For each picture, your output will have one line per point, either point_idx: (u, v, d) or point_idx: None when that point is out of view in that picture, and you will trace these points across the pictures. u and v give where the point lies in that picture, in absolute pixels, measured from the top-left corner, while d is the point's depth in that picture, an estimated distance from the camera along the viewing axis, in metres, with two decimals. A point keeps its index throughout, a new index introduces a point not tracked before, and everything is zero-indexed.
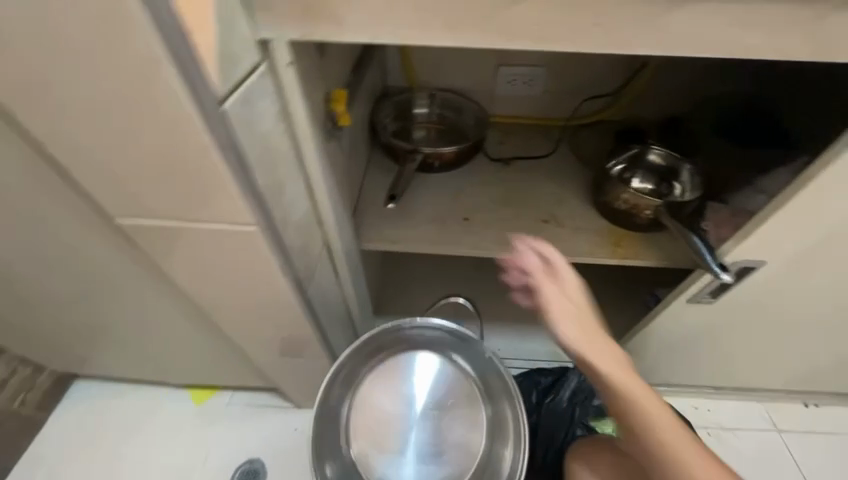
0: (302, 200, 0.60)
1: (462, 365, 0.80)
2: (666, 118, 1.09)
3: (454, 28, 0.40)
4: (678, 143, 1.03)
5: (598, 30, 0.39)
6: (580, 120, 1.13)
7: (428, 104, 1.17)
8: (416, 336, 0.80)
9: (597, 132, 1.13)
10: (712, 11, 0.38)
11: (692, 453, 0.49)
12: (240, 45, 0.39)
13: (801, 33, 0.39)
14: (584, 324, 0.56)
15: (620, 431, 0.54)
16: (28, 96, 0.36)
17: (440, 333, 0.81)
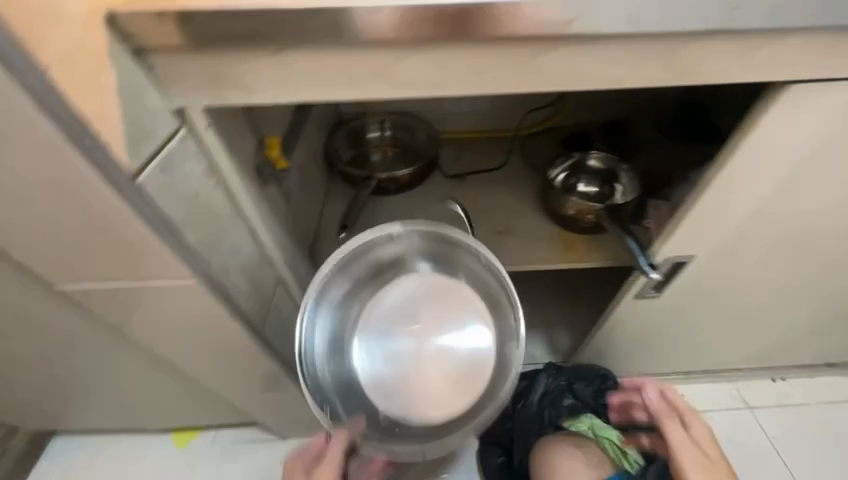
0: (246, 243, 0.63)
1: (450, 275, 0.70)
2: (609, 122, 1.13)
3: (353, 83, 0.43)
4: (619, 146, 1.07)
5: (484, 75, 0.43)
6: (528, 129, 1.16)
7: (381, 128, 1.18)
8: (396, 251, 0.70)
9: (546, 139, 1.16)
10: (581, 52, 0.42)
11: None
12: (151, 118, 0.42)
13: (664, 63, 0.43)
14: (699, 447, 0.67)
15: None
16: None
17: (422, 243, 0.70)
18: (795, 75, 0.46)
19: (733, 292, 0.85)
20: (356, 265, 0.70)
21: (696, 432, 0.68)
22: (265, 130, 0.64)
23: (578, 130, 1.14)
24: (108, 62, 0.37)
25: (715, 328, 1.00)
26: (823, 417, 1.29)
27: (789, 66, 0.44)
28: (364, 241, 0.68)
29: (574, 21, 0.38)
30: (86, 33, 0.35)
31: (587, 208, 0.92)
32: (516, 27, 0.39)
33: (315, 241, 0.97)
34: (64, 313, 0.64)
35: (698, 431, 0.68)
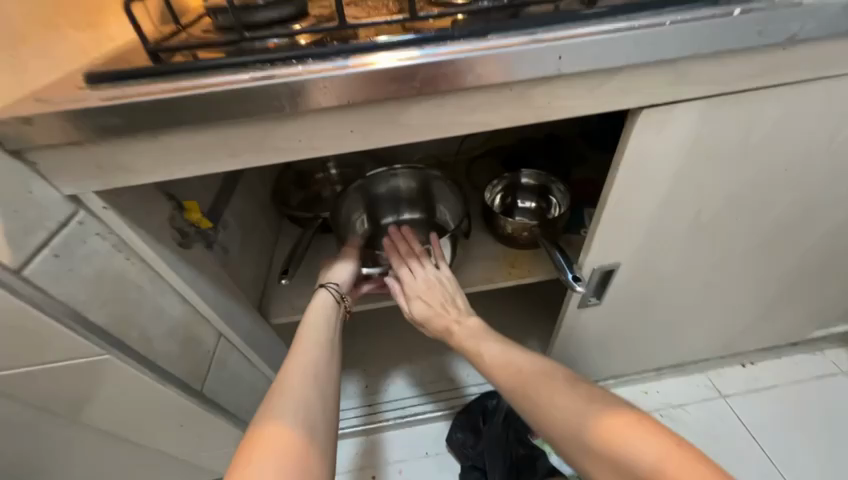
0: (175, 308, 0.64)
1: (430, 218, 1.00)
2: (548, 132, 1.10)
3: (235, 152, 0.48)
4: (557, 158, 1.07)
5: (355, 134, 0.48)
6: (472, 151, 1.14)
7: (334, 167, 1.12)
8: (398, 192, 0.99)
9: (490, 159, 1.14)
10: (433, 106, 0.47)
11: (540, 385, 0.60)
12: (36, 210, 0.46)
13: (512, 107, 0.48)
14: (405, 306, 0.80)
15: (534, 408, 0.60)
16: None
17: (409, 188, 0.99)
18: (646, 101, 0.49)
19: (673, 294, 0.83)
20: (365, 200, 0.98)
21: (429, 302, 0.77)
22: (183, 196, 0.66)
23: (522, 144, 1.11)
24: None
25: (676, 331, 0.98)
26: (801, 399, 1.26)
27: (636, 93, 0.48)
28: (367, 175, 0.95)
29: (415, 84, 0.44)
30: None
31: (521, 226, 0.93)
32: (366, 94, 0.44)
33: (264, 290, 0.93)
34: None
35: (444, 289, 0.78)
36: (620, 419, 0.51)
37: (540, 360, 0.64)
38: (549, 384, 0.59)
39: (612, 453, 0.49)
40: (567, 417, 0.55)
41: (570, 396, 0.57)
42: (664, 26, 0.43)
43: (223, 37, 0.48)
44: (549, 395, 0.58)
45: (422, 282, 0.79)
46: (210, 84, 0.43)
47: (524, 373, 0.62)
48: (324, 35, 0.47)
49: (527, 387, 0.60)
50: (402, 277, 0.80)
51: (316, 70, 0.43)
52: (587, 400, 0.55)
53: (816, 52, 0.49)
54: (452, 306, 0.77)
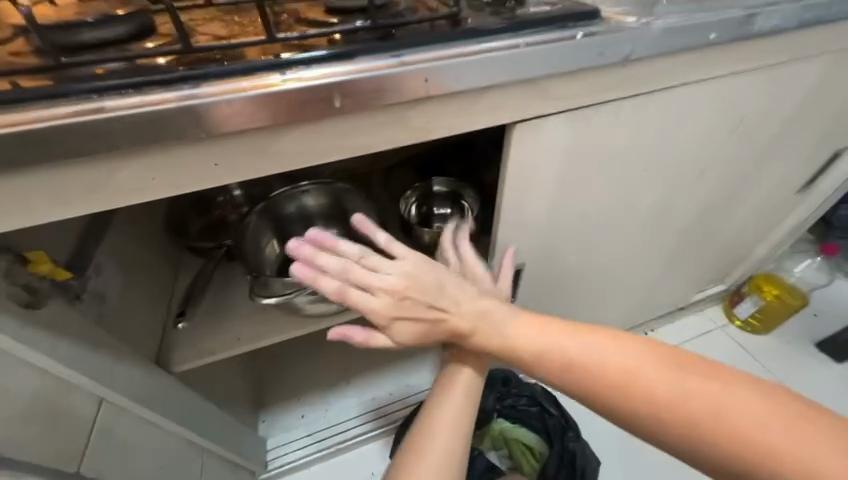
0: (25, 383, 0.53)
1: (347, 230, 0.94)
2: (457, 138, 1.13)
3: (71, 200, 0.42)
4: (467, 163, 1.10)
5: (222, 167, 0.44)
6: (385, 161, 1.13)
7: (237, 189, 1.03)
8: (309, 207, 0.94)
9: (404, 168, 1.14)
10: (307, 133, 0.45)
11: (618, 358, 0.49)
12: None
13: (391, 129, 0.47)
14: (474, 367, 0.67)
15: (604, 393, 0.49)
16: None
17: (320, 204, 0.94)
18: (518, 116, 0.53)
19: (576, 284, 0.90)
20: (271, 221, 0.91)
21: (410, 314, 0.56)
22: (26, 247, 0.56)
23: (433, 152, 1.12)
24: None
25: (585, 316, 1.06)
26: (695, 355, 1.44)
27: (508, 109, 0.51)
28: (269, 196, 0.90)
29: (283, 111, 0.41)
30: None
31: (438, 233, 0.94)
32: (226, 124, 0.41)
33: (162, 336, 0.83)
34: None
35: (423, 286, 0.56)
36: (734, 401, 0.43)
37: (616, 340, 0.51)
38: (649, 376, 0.47)
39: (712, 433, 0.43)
40: (676, 402, 0.45)
41: (679, 385, 0.46)
42: (518, 48, 0.46)
43: (38, 61, 0.41)
44: (653, 388, 0.46)
45: (388, 295, 0.55)
46: (18, 121, 0.36)
47: (608, 361, 0.50)
48: (169, 58, 0.42)
49: (617, 386, 0.48)
50: (360, 301, 0.55)
51: (157, 102, 0.38)
52: (701, 385, 0.45)
53: (651, 69, 0.56)
54: (441, 303, 0.57)
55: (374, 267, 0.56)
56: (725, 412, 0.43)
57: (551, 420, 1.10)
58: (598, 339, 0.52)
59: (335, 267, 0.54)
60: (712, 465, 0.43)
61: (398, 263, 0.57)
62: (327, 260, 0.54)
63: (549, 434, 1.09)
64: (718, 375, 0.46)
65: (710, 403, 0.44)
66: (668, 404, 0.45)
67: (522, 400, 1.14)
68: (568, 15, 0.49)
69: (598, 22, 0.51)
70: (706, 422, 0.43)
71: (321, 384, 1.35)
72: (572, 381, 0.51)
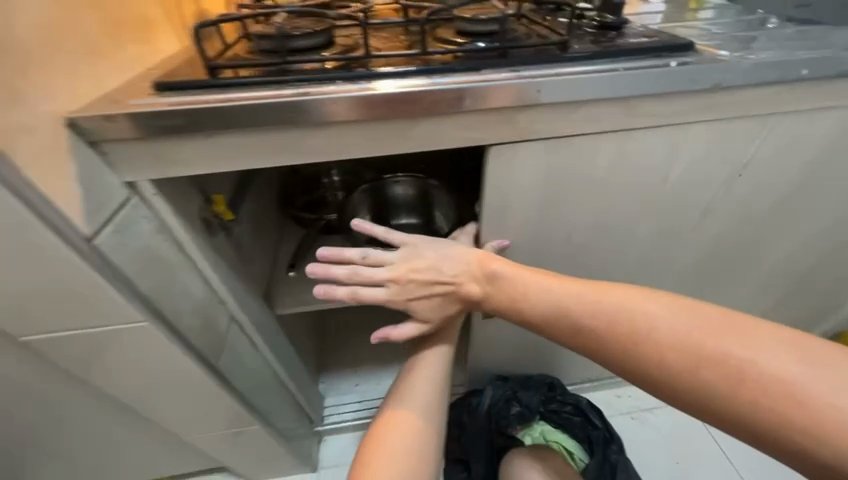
0: (198, 288, 0.71)
1: (429, 221, 1.08)
2: None
3: (271, 153, 0.56)
4: None
5: (373, 141, 0.57)
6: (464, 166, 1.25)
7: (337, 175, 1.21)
8: (399, 197, 1.08)
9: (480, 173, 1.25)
10: (440, 122, 0.57)
11: (635, 307, 0.50)
12: (104, 192, 0.52)
13: (500, 128, 0.59)
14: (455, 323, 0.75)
15: (616, 348, 0.50)
16: None
17: (409, 194, 1.08)
18: (611, 128, 0.61)
19: None
20: (368, 203, 1.07)
21: (419, 292, 0.63)
22: (211, 191, 0.76)
23: None
24: (71, 158, 0.48)
25: None
26: None
27: (600, 120, 0.60)
28: (370, 183, 1.06)
29: (430, 103, 0.54)
30: (56, 135, 0.46)
31: None
32: (381, 111, 0.53)
33: (269, 283, 1.00)
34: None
35: (422, 263, 0.63)
36: (744, 339, 0.44)
37: (632, 294, 0.52)
38: (658, 333, 0.48)
39: (723, 375, 0.43)
40: (688, 346, 0.45)
41: (687, 329, 0.47)
42: (618, 71, 0.55)
43: (264, 59, 0.58)
44: (663, 335, 0.47)
45: (393, 282, 0.63)
46: (257, 94, 0.52)
47: (627, 309, 0.51)
48: (349, 62, 0.57)
49: (626, 343, 0.49)
50: (373, 296, 0.62)
51: (344, 89, 0.53)
52: (713, 338, 0.45)
53: (742, 97, 0.62)
54: (442, 274, 0.63)
55: (377, 261, 0.64)
56: (733, 352, 0.43)
57: (595, 431, 1.12)
58: (620, 293, 0.53)
59: (349, 269, 0.62)
60: (718, 411, 0.44)
61: (397, 252, 0.65)
62: (340, 267, 0.62)
63: (592, 443, 1.12)
64: (734, 324, 0.45)
65: (719, 355, 0.44)
66: (676, 346, 0.46)
67: (566, 407, 1.17)
68: (664, 46, 0.58)
69: (692, 53, 0.59)
70: (712, 362, 0.44)
71: (374, 359, 1.49)
72: (585, 338, 0.53)
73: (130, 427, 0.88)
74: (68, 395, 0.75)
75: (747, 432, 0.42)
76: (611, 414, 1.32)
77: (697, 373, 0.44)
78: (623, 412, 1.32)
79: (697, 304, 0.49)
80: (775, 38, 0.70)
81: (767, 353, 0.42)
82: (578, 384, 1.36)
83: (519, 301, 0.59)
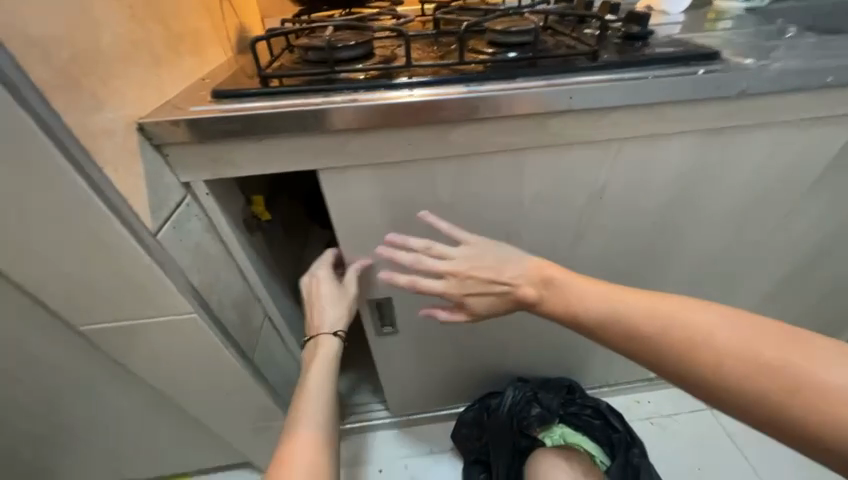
0: (237, 284, 0.74)
1: None
2: None
3: (317, 155, 0.60)
4: None
5: (412, 146, 0.60)
6: None
7: None
8: None
9: None
10: (475, 128, 0.60)
11: (693, 316, 0.51)
12: (166, 190, 0.56)
13: (532, 133, 0.62)
14: (335, 292, 0.74)
15: (671, 356, 0.50)
16: (26, 256, 0.50)
17: None
18: (639, 133, 0.64)
19: None
20: None
21: (476, 290, 0.66)
22: (250, 192, 0.78)
23: None
24: (139, 158, 0.52)
25: None
26: None
27: (628, 126, 0.62)
28: None
29: (468, 109, 0.57)
30: (129, 138, 0.51)
31: None
32: (420, 116, 0.57)
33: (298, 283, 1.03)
34: (53, 355, 0.70)
35: (481, 263, 0.65)
36: (804, 350, 0.44)
37: (689, 303, 0.52)
38: (714, 340, 0.48)
39: (782, 384, 0.43)
40: (746, 355, 0.45)
41: (746, 338, 0.47)
42: (648, 79, 0.58)
43: (310, 69, 0.62)
44: (721, 343, 0.47)
45: (451, 276, 0.66)
46: (307, 102, 0.56)
47: (684, 317, 0.51)
48: (390, 72, 0.61)
49: (681, 348, 0.49)
50: (431, 286, 0.66)
51: (387, 96, 0.56)
52: (771, 348, 0.45)
53: (767, 103, 0.64)
54: (500, 276, 0.65)
55: (441, 255, 0.66)
56: (794, 363, 0.43)
57: (615, 434, 1.13)
58: (677, 302, 0.53)
59: (414, 257, 0.66)
60: (774, 421, 0.43)
61: (460, 248, 0.67)
62: (406, 255, 0.66)
63: (613, 447, 1.12)
64: (793, 336, 0.45)
65: (777, 365, 0.44)
66: (734, 355, 0.46)
67: (585, 410, 1.17)
68: (690, 55, 0.61)
69: (718, 61, 0.62)
70: (771, 371, 0.44)
71: None
72: (638, 344, 0.53)
73: (166, 418, 0.92)
74: (115, 384, 0.79)
75: (804, 442, 0.42)
76: (629, 419, 1.32)
77: (754, 383, 0.44)
78: (642, 418, 1.32)
79: (756, 317, 0.49)
80: (797, 46, 0.72)
81: (831, 366, 0.42)
82: (596, 389, 1.36)
83: (570, 307, 0.59)
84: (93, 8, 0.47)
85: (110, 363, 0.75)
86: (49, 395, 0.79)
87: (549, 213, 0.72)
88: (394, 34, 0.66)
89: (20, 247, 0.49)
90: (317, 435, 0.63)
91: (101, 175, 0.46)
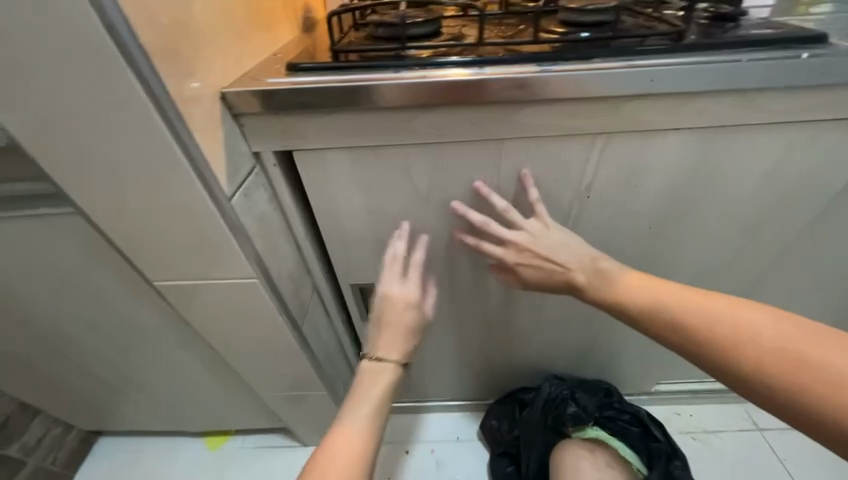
0: (293, 256, 0.77)
1: None
2: None
3: (381, 132, 0.60)
4: None
5: (476, 126, 0.60)
6: None
7: None
8: None
9: None
10: (543, 110, 0.58)
11: (735, 312, 0.50)
12: (240, 159, 0.59)
13: (603, 118, 0.59)
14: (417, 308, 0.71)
15: (707, 349, 0.50)
16: (117, 211, 0.55)
17: None
18: (721, 122, 0.59)
19: None
20: None
21: (532, 264, 0.65)
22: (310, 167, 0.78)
23: None
24: (220, 125, 0.55)
25: None
26: None
27: (710, 113, 0.58)
28: None
29: (539, 90, 0.55)
30: (212, 106, 0.53)
31: None
32: (491, 94, 0.56)
33: None
34: (128, 307, 0.77)
35: (543, 239, 0.64)
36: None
37: (733, 300, 0.52)
38: (753, 337, 0.47)
39: (821, 385, 0.42)
40: (786, 354, 0.45)
41: (789, 338, 0.46)
42: (741, 62, 0.53)
43: (379, 45, 0.63)
44: (761, 340, 0.47)
45: (508, 247, 0.66)
46: (378, 77, 0.56)
47: (727, 313, 0.50)
48: (459, 50, 0.60)
49: (717, 342, 0.49)
50: (490, 251, 0.68)
51: (458, 74, 0.55)
52: (815, 348, 0.44)
53: None
54: (554, 256, 0.64)
55: (512, 223, 0.66)
56: (838, 365, 0.42)
57: (655, 443, 1.09)
58: (721, 298, 0.52)
59: (484, 218, 0.66)
60: (807, 419, 0.43)
61: (533, 221, 0.65)
62: (477, 214, 0.66)
63: (651, 457, 1.09)
64: (844, 340, 0.44)
65: (820, 363, 0.43)
66: (772, 352, 0.46)
67: (623, 416, 1.14)
68: (792, 38, 0.55)
69: (824, 45, 0.56)
70: (811, 370, 0.43)
71: None
72: (675, 334, 0.53)
73: (218, 377, 0.99)
74: (178, 340, 0.86)
75: (836, 442, 0.42)
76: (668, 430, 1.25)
77: (789, 381, 0.44)
78: (682, 432, 1.25)
79: (804, 318, 0.48)
80: None
81: None
82: (634, 396, 1.31)
83: (610, 293, 0.60)
84: None
85: (174, 320, 0.81)
86: (122, 345, 0.86)
87: (610, 204, 0.69)
88: (465, 12, 0.64)
89: (116, 202, 0.54)
90: (363, 442, 0.59)
91: (190, 139, 0.49)
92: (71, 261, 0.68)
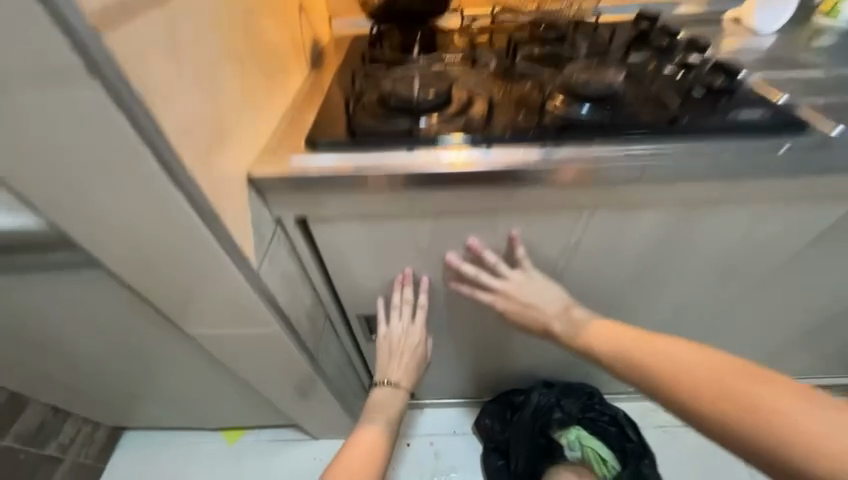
0: (309, 297, 0.83)
1: None
2: None
3: (393, 203, 0.65)
4: None
5: (482, 199, 0.64)
6: None
7: None
8: None
9: None
10: (544, 188, 0.63)
11: (680, 354, 0.54)
12: (263, 229, 0.64)
13: (599, 194, 0.64)
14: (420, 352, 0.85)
15: (657, 388, 0.54)
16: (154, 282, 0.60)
17: None
18: (706, 198, 0.64)
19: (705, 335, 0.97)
20: None
21: (519, 313, 0.73)
22: None
23: None
24: (247, 205, 0.60)
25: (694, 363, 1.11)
26: None
27: (697, 191, 0.63)
28: None
29: (541, 174, 0.60)
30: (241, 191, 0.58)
31: None
32: (498, 177, 0.60)
33: None
34: (158, 340, 0.84)
35: (527, 288, 0.72)
36: (781, 393, 0.45)
37: (682, 344, 0.56)
38: (696, 376, 0.51)
39: (752, 420, 0.45)
40: (723, 392, 0.48)
41: (726, 377, 0.49)
42: (727, 153, 0.58)
43: (396, 117, 0.66)
44: (701, 379, 0.51)
45: (496, 295, 0.74)
46: (398, 160, 0.60)
47: (674, 354, 0.55)
48: (471, 127, 0.64)
49: (664, 380, 0.54)
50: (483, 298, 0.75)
51: (471, 159, 0.60)
52: (749, 387, 0.47)
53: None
54: (537, 307, 0.72)
55: (501, 274, 0.73)
56: (766, 402, 0.45)
57: (629, 444, 1.22)
58: (670, 342, 0.57)
59: (476, 272, 0.73)
60: (746, 452, 0.46)
61: (518, 273, 0.73)
62: (470, 268, 0.73)
63: (626, 455, 1.22)
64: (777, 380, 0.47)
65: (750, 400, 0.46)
66: (710, 390, 0.49)
67: (603, 417, 1.26)
68: (779, 125, 0.60)
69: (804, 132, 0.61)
70: (743, 406, 0.46)
71: None
72: (631, 374, 0.58)
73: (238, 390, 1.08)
74: (203, 363, 0.94)
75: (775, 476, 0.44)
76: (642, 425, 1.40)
77: (726, 416, 0.47)
78: (655, 426, 1.39)
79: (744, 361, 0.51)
80: None
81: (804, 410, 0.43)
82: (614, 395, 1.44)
83: (579, 340, 0.66)
84: (217, 78, 0.53)
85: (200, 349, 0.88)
86: (151, 368, 0.94)
87: (602, 257, 0.75)
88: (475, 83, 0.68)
89: (151, 279, 0.59)
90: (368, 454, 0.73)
91: (224, 229, 0.54)
92: (106, 307, 0.74)
